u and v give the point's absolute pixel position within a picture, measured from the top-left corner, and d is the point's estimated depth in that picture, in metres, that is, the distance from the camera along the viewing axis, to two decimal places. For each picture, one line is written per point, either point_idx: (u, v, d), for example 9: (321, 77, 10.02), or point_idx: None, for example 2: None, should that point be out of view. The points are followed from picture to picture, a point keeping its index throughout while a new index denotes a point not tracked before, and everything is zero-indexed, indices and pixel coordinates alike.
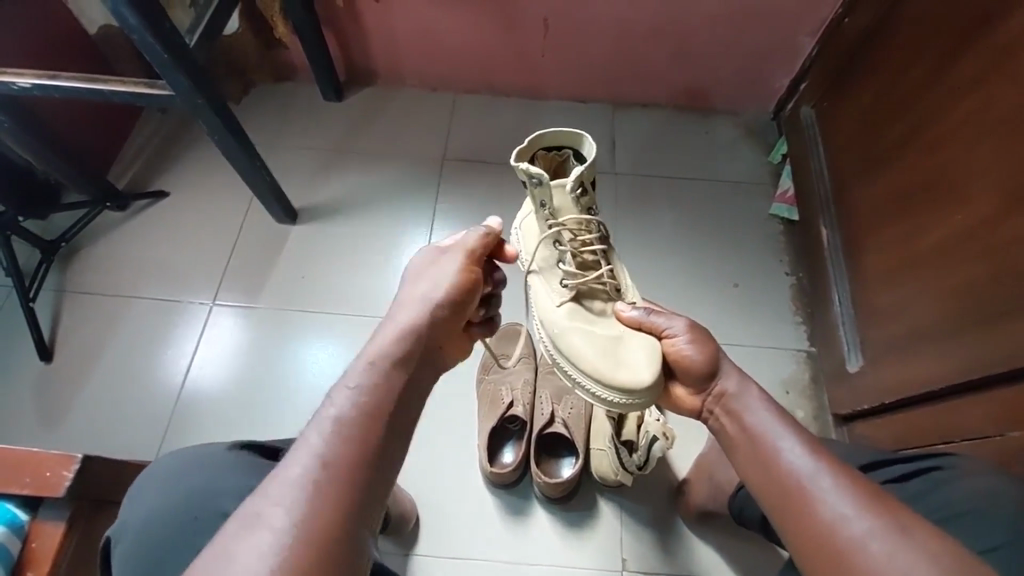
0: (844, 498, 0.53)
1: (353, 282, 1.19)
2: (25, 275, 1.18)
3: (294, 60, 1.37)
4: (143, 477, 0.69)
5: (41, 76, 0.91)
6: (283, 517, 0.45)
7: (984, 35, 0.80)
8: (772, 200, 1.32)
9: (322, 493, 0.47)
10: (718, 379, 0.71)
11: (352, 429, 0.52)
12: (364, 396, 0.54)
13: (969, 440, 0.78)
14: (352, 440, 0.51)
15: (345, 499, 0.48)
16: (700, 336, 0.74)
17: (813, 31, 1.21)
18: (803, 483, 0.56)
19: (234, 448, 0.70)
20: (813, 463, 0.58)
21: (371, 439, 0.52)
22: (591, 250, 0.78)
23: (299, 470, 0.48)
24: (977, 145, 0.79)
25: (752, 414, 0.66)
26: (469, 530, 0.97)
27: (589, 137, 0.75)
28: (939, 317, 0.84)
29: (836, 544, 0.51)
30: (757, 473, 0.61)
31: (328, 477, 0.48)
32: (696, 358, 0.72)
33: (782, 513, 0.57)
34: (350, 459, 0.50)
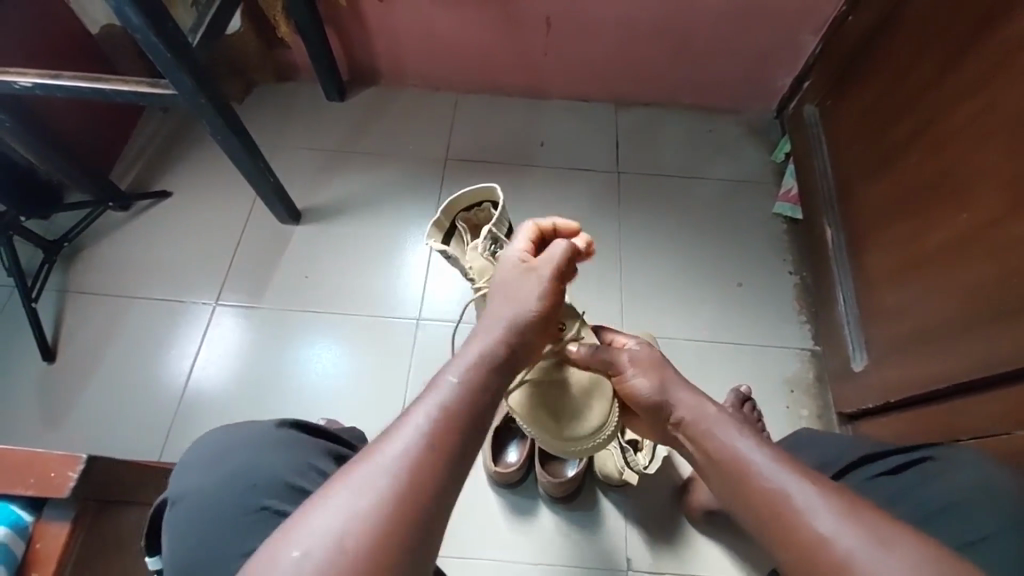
0: (827, 512, 0.50)
1: (358, 281, 1.19)
2: (28, 274, 1.18)
3: (296, 60, 1.37)
4: (170, 467, 0.68)
5: (43, 76, 0.90)
6: (338, 524, 0.46)
7: (989, 34, 0.79)
8: (775, 198, 1.32)
9: (378, 509, 0.46)
10: (671, 409, 0.69)
11: (428, 443, 0.50)
12: (453, 398, 0.53)
13: (972, 438, 0.78)
14: (435, 439, 0.50)
15: (400, 519, 0.46)
16: (647, 364, 0.72)
17: (816, 30, 1.21)
18: (782, 500, 0.53)
19: (282, 427, 0.69)
20: (790, 476, 0.54)
21: (453, 443, 0.51)
22: None
23: (368, 481, 0.48)
24: (982, 145, 0.79)
25: (720, 430, 0.63)
26: (478, 528, 0.97)
27: (495, 188, 0.81)
28: (944, 317, 0.83)
29: (826, 562, 0.48)
30: (736, 493, 0.58)
31: (391, 491, 0.47)
32: (647, 389, 0.71)
33: (766, 533, 0.54)
34: (415, 476, 0.48)
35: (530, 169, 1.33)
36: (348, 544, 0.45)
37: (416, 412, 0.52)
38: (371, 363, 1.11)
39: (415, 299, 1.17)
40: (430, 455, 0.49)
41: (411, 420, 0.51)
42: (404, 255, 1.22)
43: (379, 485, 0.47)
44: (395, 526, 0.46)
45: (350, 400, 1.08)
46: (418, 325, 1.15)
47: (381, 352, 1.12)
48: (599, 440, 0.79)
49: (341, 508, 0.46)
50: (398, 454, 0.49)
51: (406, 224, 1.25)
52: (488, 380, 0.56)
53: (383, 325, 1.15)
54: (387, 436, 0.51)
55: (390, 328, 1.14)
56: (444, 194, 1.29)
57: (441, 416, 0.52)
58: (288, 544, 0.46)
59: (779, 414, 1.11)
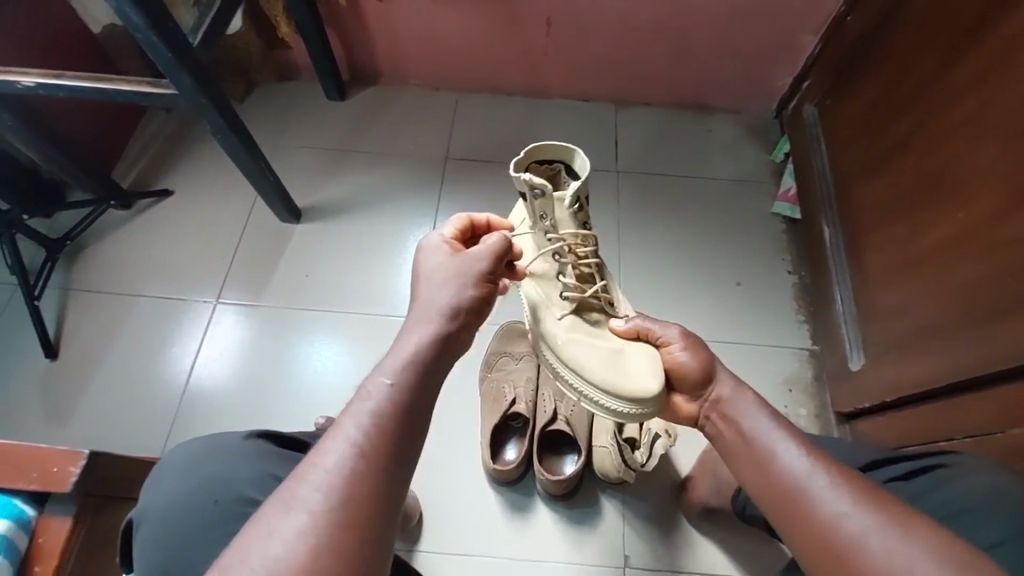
0: (841, 496, 0.53)
1: (356, 281, 1.20)
2: (30, 272, 1.19)
3: (297, 60, 1.38)
4: (157, 467, 0.69)
5: (46, 75, 0.91)
6: (311, 504, 0.47)
7: (986, 34, 0.80)
8: (774, 198, 1.32)
9: (345, 485, 0.48)
10: (713, 385, 0.72)
11: (384, 418, 0.52)
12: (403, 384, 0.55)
13: (970, 437, 0.78)
14: (386, 426, 0.52)
15: (366, 495, 0.48)
16: (693, 339, 0.77)
17: (815, 30, 1.21)
18: (800, 486, 0.56)
19: (253, 437, 0.70)
20: (808, 465, 0.57)
21: (401, 429, 0.52)
22: (588, 263, 0.78)
23: (334, 459, 0.49)
24: (981, 144, 0.79)
25: (748, 415, 0.67)
26: (472, 526, 0.98)
27: (581, 150, 0.74)
28: (942, 316, 0.84)
29: (837, 544, 0.51)
30: (757, 475, 0.62)
31: (360, 469, 0.49)
32: (691, 362, 0.74)
33: (785, 515, 0.57)
34: (378, 453, 0.50)
35: None
36: (322, 522, 0.46)
37: (368, 389, 0.54)
38: (369, 362, 1.12)
39: None
40: (387, 431, 0.51)
41: (365, 394, 0.54)
42: (402, 254, 1.22)
43: (345, 459, 0.49)
44: (366, 503, 0.48)
45: (347, 397, 1.09)
46: None
47: (379, 350, 1.13)
48: (644, 410, 0.74)
49: (313, 487, 0.47)
50: (359, 432, 0.51)
51: (406, 224, 1.26)
52: (428, 373, 0.56)
53: (381, 323, 1.16)
54: (342, 418, 0.52)
55: (388, 326, 1.15)
56: (444, 193, 1.29)
57: (395, 393, 0.54)
58: (260, 529, 0.46)
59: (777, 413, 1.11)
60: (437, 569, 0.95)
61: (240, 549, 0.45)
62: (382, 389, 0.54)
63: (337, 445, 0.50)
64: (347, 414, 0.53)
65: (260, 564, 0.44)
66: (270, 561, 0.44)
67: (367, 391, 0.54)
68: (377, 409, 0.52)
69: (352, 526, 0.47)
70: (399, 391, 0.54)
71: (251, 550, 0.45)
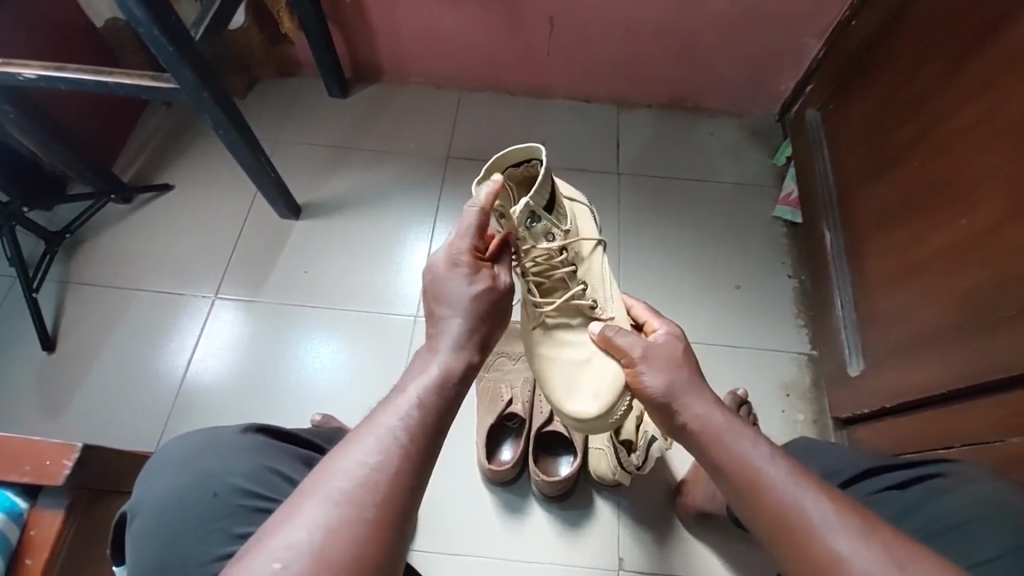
0: (843, 531, 0.50)
1: (353, 278, 1.20)
2: (29, 264, 1.19)
3: (299, 56, 1.38)
4: (152, 459, 0.69)
5: (47, 68, 0.91)
6: (349, 493, 0.48)
7: (992, 40, 0.79)
8: (776, 202, 1.31)
9: (385, 479, 0.49)
10: (677, 410, 0.67)
11: (424, 419, 0.54)
12: (439, 388, 0.56)
13: (967, 446, 0.78)
14: (419, 427, 0.53)
15: (404, 490, 0.50)
16: (668, 360, 0.70)
17: (819, 34, 1.21)
18: (795, 511, 0.53)
19: (249, 432, 0.70)
20: (802, 487, 0.54)
21: (432, 429, 0.54)
22: (558, 272, 0.79)
23: (373, 453, 0.51)
24: (982, 152, 0.79)
25: (736, 441, 0.61)
26: (466, 525, 0.98)
27: (541, 151, 0.74)
28: (941, 324, 0.83)
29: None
30: (748, 507, 0.57)
31: (397, 463, 0.51)
32: (658, 386, 0.68)
33: (780, 548, 0.53)
34: (414, 450, 0.52)
35: None
36: (360, 511, 0.48)
37: (406, 389, 0.56)
38: (366, 360, 1.12)
39: (413, 296, 1.17)
40: (425, 431, 0.53)
41: (404, 395, 0.56)
42: (402, 251, 1.22)
43: (384, 454, 0.51)
44: (399, 498, 0.49)
45: (345, 394, 1.09)
46: (416, 321, 1.15)
47: (377, 348, 1.13)
48: (596, 427, 0.78)
49: (348, 477, 0.49)
50: (400, 429, 0.53)
51: (405, 221, 1.26)
52: (463, 379, 0.58)
53: (380, 320, 1.15)
54: (379, 414, 0.54)
55: (387, 323, 1.15)
56: (444, 191, 1.29)
57: (433, 394, 0.56)
58: (296, 515, 0.47)
59: (775, 418, 1.11)
60: (431, 568, 0.94)
61: (279, 530, 0.46)
62: (419, 391, 0.56)
63: (376, 439, 0.52)
64: (384, 410, 0.54)
65: (301, 548, 0.45)
66: (309, 544, 0.46)
67: (403, 392, 0.56)
68: (417, 410, 0.54)
69: (385, 520, 0.48)
70: (441, 393, 0.56)
71: (289, 534, 0.46)
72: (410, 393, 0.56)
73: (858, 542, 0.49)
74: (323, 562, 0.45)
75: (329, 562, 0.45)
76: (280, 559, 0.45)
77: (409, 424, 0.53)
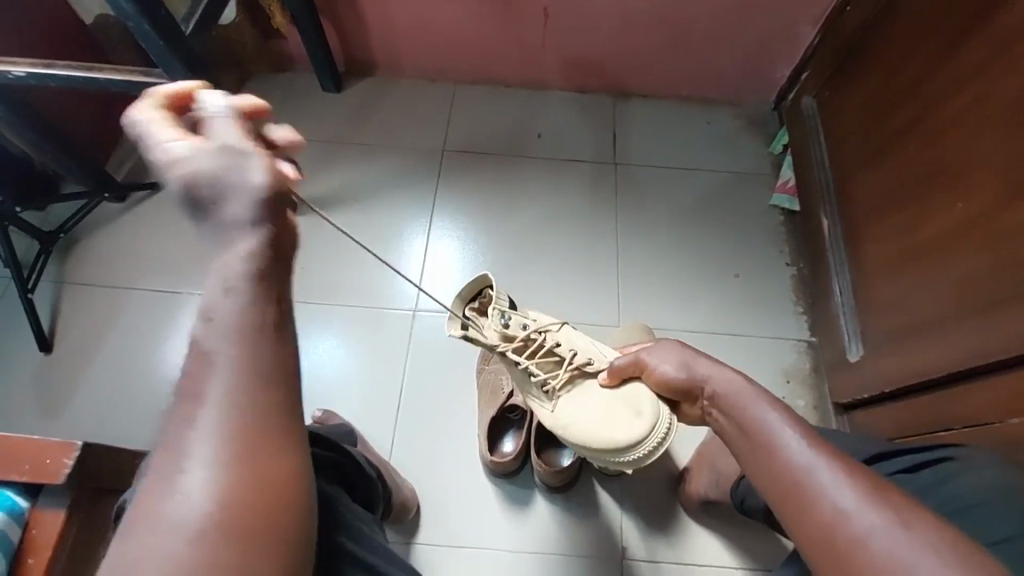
0: (846, 490, 0.49)
1: (350, 273, 1.19)
2: (24, 265, 1.18)
3: (292, 51, 1.36)
4: (150, 461, 0.66)
5: (37, 65, 0.90)
6: (199, 473, 0.39)
7: (986, 25, 0.79)
8: (773, 190, 1.31)
9: (247, 423, 0.41)
10: (704, 383, 0.69)
11: (254, 348, 0.43)
12: (240, 319, 0.43)
13: (965, 428, 0.79)
14: (248, 375, 0.42)
15: (272, 427, 0.42)
16: (673, 351, 0.75)
17: (814, 21, 1.20)
18: (799, 478, 0.52)
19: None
20: (813, 454, 0.53)
21: (272, 373, 0.43)
22: (548, 351, 0.83)
23: (215, 403, 0.41)
24: (976, 135, 0.79)
25: (757, 410, 0.60)
26: (465, 516, 0.98)
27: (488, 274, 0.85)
28: (939, 306, 0.84)
29: (839, 543, 0.47)
30: (756, 467, 0.57)
31: (250, 401, 0.42)
32: (674, 370, 0.73)
33: (782, 510, 0.52)
34: (260, 384, 0.42)
35: (527, 160, 1.33)
36: (221, 486, 0.39)
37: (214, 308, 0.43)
38: (365, 355, 1.11)
39: (412, 291, 1.17)
40: (266, 361, 0.43)
41: (216, 321, 0.43)
42: (400, 245, 1.22)
43: (230, 398, 0.41)
44: (272, 433, 0.42)
45: (344, 389, 1.09)
46: (415, 315, 1.15)
47: (377, 343, 1.12)
48: (649, 449, 0.78)
49: (193, 456, 0.40)
50: (230, 365, 0.42)
51: (402, 214, 1.25)
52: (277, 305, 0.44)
53: (379, 314, 1.15)
54: (199, 356, 0.42)
55: (386, 318, 1.15)
56: (441, 185, 1.29)
57: (247, 331, 0.43)
58: (155, 503, 0.39)
59: None
60: (434, 562, 0.95)
61: (132, 539, 0.37)
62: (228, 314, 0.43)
63: (210, 388, 0.41)
64: (206, 358, 0.42)
65: (166, 549, 0.37)
66: (184, 522, 0.38)
67: (203, 348, 0.42)
68: (237, 354, 0.42)
69: (260, 490, 0.40)
70: (255, 330, 0.43)
71: (152, 524, 0.38)
72: (216, 322, 0.42)
73: (863, 501, 0.47)
74: (209, 535, 0.38)
75: (214, 531, 0.38)
76: (151, 551, 0.37)
77: (237, 358, 0.42)
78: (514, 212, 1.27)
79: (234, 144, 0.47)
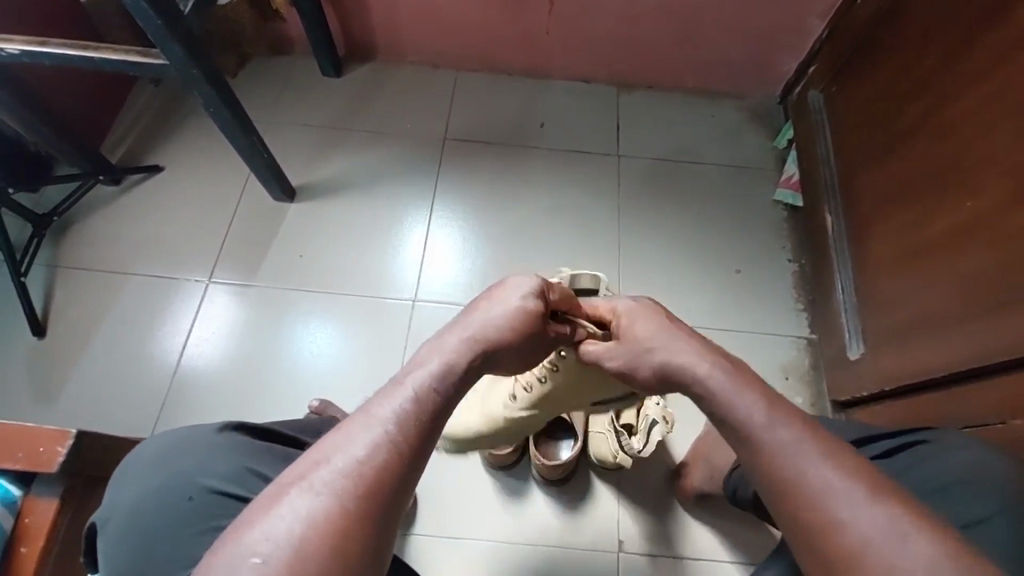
0: (850, 495, 0.46)
1: (347, 262, 1.18)
2: (18, 248, 1.16)
3: (291, 33, 1.33)
4: (129, 456, 0.67)
5: (31, 43, 0.87)
6: (333, 485, 0.46)
7: (998, 22, 0.78)
8: (776, 185, 1.30)
9: (370, 476, 0.47)
10: (692, 378, 0.58)
11: (410, 423, 0.50)
12: (426, 388, 0.53)
13: (965, 428, 0.78)
14: (409, 423, 0.50)
15: (391, 485, 0.47)
16: (649, 338, 0.63)
17: (824, 13, 1.18)
18: (802, 478, 0.48)
19: (225, 430, 0.67)
20: (810, 452, 0.49)
21: (420, 430, 0.50)
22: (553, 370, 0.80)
23: (361, 448, 0.48)
24: (991, 132, 0.77)
25: (733, 399, 0.55)
26: (461, 507, 0.98)
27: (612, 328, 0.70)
28: (942, 307, 0.83)
29: (843, 547, 0.45)
30: (740, 456, 0.54)
31: (396, 448, 0.49)
32: (654, 369, 0.62)
33: (773, 503, 0.50)
34: (403, 446, 0.49)
35: (528, 151, 1.31)
36: (342, 508, 0.45)
37: (402, 382, 0.53)
38: (365, 344, 1.11)
39: (410, 281, 1.16)
40: (415, 432, 0.50)
41: (399, 389, 0.52)
42: (397, 235, 1.21)
43: (378, 438, 0.49)
44: (388, 485, 0.47)
45: (339, 378, 1.08)
46: (414, 306, 1.14)
47: (374, 333, 1.12)
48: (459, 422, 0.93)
49: (337, 470, 0.47)
50: (388, 425, 0.49)
51: (402, 205, 1.24)
52: None
53: (377, 304, 1.14)
54: (370, 406, 0.51)
55: (383, 308, 1.14)
56: (442, 173, 1.27)
57: (432, 390, 0.53)
58: (276, 505, 0.45)
59: None
60: (428, 556, 0.94)
61: (260, 520, 0.45)
62: (416, 389, 0.52)
63: (377, 420, 0.50)
64: (393, 395, 0.52)
65: (282, 539, 0.43)
66: (289, 534, 0.44)
67: (400, 382, 0.53)
68: (412, 405, 0.51)
69: (363, 522, 0.45)
70: (421, 401, 0.52)
71: (267, 524, 0.44)
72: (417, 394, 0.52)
73: (859, 504, 0.45)
74: (302, 555, 0.43)
75: (314, 553, 0.43)
76: (262, 552, 0.43)
77: (409, 412, 0.51)
78: (514, 203, 1.25)
79: (494, 316, 0.60)
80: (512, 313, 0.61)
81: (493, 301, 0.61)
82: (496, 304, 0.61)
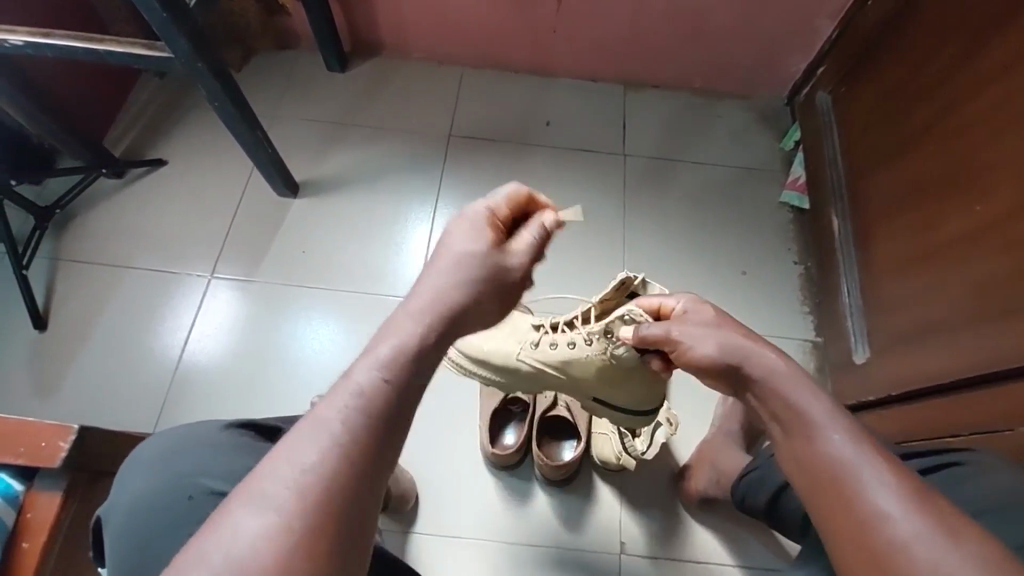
0: (892, 492, 0.45)
1: (350, 258, 1.17)
2: (20, 241, 1.15)
3: (297, 28, 1.33)
4: (127, 461, 0.67)
5: (35, 34, 0.86)
6: (278, 503, 0.40)
7: (1010, 24, 0.77)
8: (783, 187, 1.30)
9: (319, 488, 0.41)
10: (743, 364, 0.59)
11: (359, 424, 0.43)
12: (378, 383, 0.45)
13: (973, 435, 0.76)
14: (362, 423, 0.44)
15: (347, 495, 0.42)
16: (703, 325, 0.64)
17: (833, 15, 1.18)
18: (844, 471, 0.47)
19: (228, 429, 0.68)
20: (859, 450, 0.48)
21: (377, 431, 0.44)
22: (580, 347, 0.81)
23: (307, 456, 0.42)
24: (1002, 136, 0.76)
25: (791, 389, 0.54)
26: (463, 507, 0.97)
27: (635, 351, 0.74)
28: (951, 312, 0.82)
29: (876, 546, 0.44)
30: (781, 444, 0.54)
31: (348, 453, 0.42)
32: (709, 353, 0.62)
33: (807, 491, 0.50)
34: (356, 450, 0.43)
35: (534, 149, 1.30)
36: (290, 527, 0.40)
37: (352, 373, 0.46)
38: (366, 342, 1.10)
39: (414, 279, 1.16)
40: (367, 432, 0.43)
41: (347, 383, 0.45)
42: (400, 232, 1.20)
43: (327, 444, 0.42)
44: (344, 496, 0.41)
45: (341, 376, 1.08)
46: None
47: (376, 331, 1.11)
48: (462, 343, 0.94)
49: (282, 484, 0.41)
50: (338, 427, 0.43)
51: (407, 203, 1.23)
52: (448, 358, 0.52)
53: (380, 302, 1.14)
54: (318, 406, 0.45)
55: (386, 306, 1.13)
56: (446, 171, 1.26)
57: (386, 382, 0.46)
58: (220, 526, 0.40)
59: None
60: (429, 556, 0.94)
61: (203, 544, 0.40)
62: (367, 383, 0.45)
63: (326, 424, 0.43)
64: (343, 391, 0.45)
65: (224, 566, 0.39)
66: (233, 560, 0.39)
67: (351, 375, 0.46)
68: (362, 402, 0.44)
69: (319, 540, 0.40)
70: (373, 396, 0.45)
71: (208, 550, 0.39)
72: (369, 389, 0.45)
73: (904, 503, 0.44)
74: None
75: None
76: None
77: (361, 411, 0.44)
78: None
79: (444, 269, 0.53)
80: (458, 259, 0.53)
81: (435, 256, 0.54)
82: (439, 259, 0.54)
